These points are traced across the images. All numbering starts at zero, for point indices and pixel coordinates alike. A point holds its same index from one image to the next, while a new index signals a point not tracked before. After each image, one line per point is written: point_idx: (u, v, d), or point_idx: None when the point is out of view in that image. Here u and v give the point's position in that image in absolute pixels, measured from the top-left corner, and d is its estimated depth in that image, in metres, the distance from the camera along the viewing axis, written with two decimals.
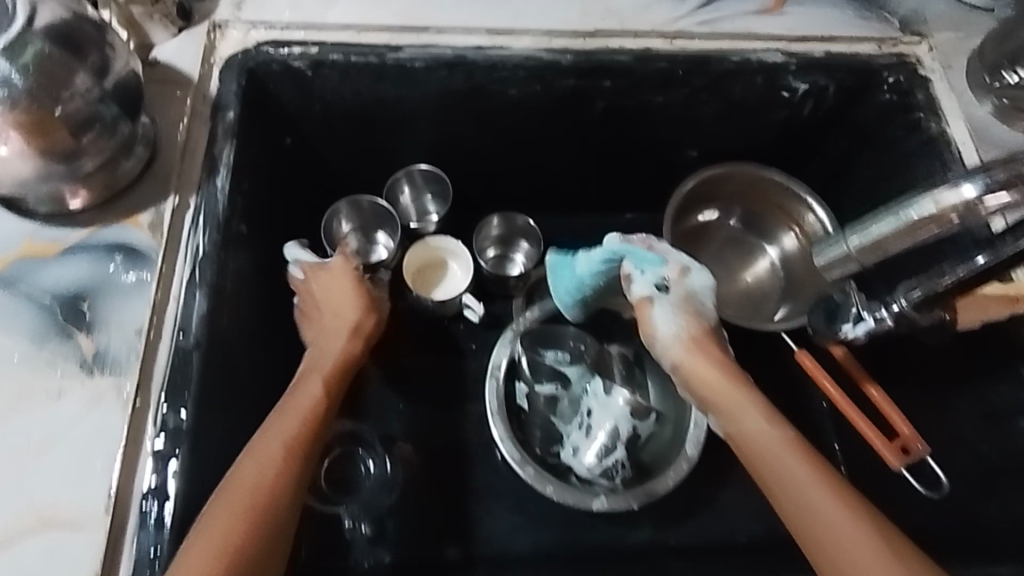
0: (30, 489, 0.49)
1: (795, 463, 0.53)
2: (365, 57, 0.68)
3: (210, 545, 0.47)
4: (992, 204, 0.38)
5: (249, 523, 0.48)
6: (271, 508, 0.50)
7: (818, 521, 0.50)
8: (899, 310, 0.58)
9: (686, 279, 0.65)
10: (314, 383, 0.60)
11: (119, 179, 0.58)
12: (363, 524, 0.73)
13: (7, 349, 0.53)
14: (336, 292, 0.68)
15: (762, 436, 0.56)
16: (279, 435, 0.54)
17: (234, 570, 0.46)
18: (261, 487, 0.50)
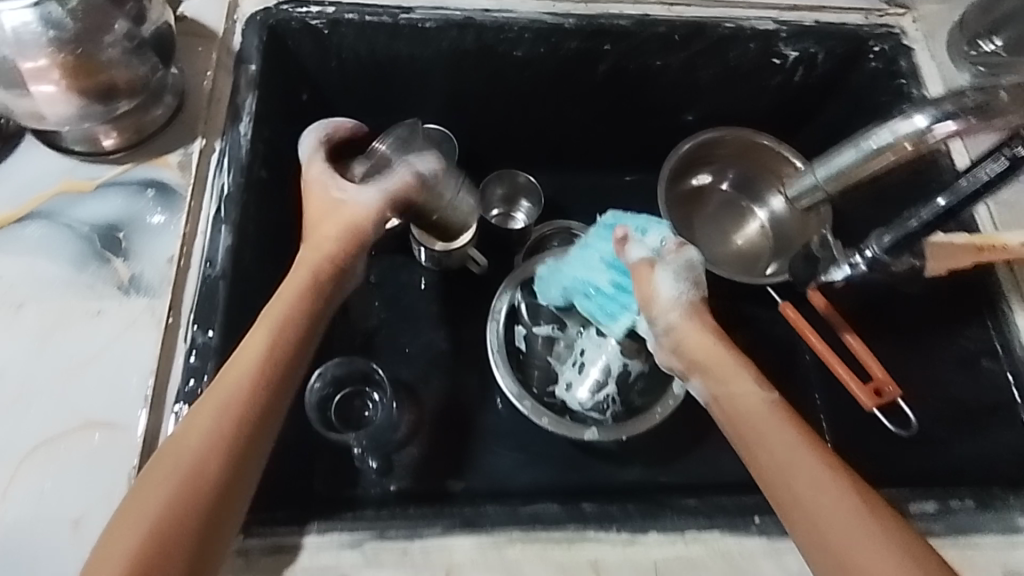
0: (74, 395, 0.54)
1: (780, 433, 0.55)
2: (379, 17, 0.73)
3: (160, 484, 0.47)
4: (940, 133, 0.41)
5: (217, 424, 0.50)
6: (237, 435, 0.50)
7: (798, 493, 0.52)
8: (872, 256, 0.62)
9: (684, 252, 0.66)
10: (286, 309, 0.57)
11: (148, 124, 0.63)
12: (372, 460, 0.77)
13: (52, 272, 0.58)
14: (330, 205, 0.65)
15: (750, 406, 0.58)
16: (242, 363, 0.53)
17: (202, 466, 0.48)
18: (235, 388, 0.51)
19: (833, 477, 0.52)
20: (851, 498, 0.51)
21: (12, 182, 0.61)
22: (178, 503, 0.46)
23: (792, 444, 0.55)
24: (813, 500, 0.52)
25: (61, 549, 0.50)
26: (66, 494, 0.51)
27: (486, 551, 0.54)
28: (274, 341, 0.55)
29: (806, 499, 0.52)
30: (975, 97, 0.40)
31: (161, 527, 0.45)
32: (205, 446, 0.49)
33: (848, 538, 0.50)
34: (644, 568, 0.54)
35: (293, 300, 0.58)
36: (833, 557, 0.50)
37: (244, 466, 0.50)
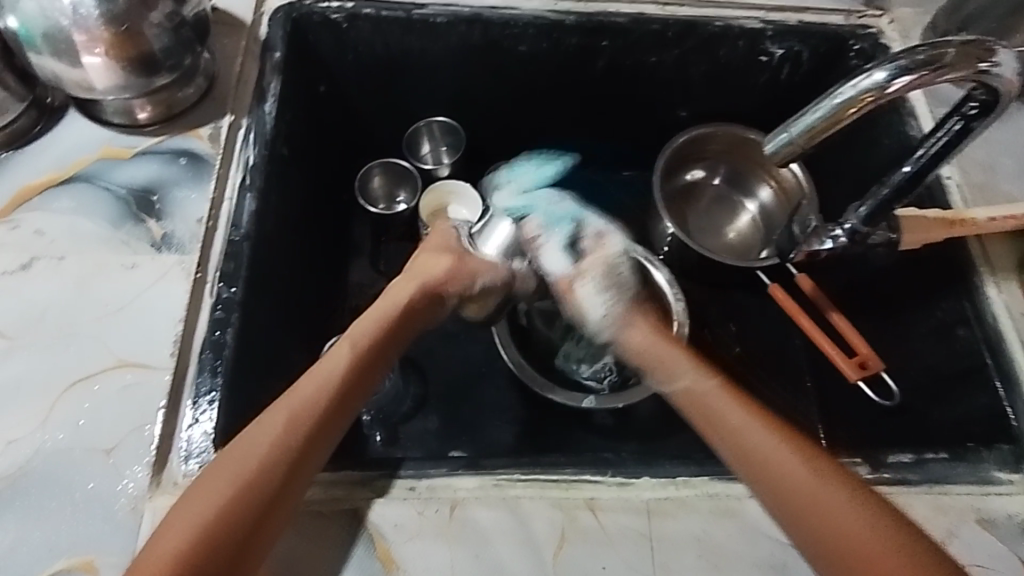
0: (109, 337, 0.59)
1: (735, 410, 0.56)
2: (394, 12, 0.78)
3: (226, 469, 0.49)
4: (896, 88, 0.51)
5: (284, 416, 0.52)
6: (309, 422, 0.53)
7: (768, 463, 0.52)
8: (853, 228, 0.68)
9: (602, 253, 0.68)
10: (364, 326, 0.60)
11: (179, 101, 0.69)
12: (376, 433, 0.78)
13: (91, 229, 0.63)
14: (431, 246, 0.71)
15: (704, 391, 0.58)
16: (329, 369, 0.56)
17: (269, 457, 0.50)
18: (316, 384, 0.55)
19: (791, 448, 0.53)
20: (821, 468, 0.51)
21: (57, 149, 0.66)
22: (244, 487, 0.48)
23: (748, 420, 0.55)
24: (778, 460, 0.52)
25: (97, 472, 0.54)
26: (100, 424, 0.55)
27: (487, 490, 0.57)
28: (355, 354, 0.58)
29: (777, 471, 0.52)
30: (920, 55, 0.51)
31: (229, 507, 0.47)
32: (276, 432, 0.51)
33: (821, 506, 0.49)
34: (638, 508, 0.57)
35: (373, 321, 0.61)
36: (818, 529, 0.49)
37: (309, 457, 0.52)
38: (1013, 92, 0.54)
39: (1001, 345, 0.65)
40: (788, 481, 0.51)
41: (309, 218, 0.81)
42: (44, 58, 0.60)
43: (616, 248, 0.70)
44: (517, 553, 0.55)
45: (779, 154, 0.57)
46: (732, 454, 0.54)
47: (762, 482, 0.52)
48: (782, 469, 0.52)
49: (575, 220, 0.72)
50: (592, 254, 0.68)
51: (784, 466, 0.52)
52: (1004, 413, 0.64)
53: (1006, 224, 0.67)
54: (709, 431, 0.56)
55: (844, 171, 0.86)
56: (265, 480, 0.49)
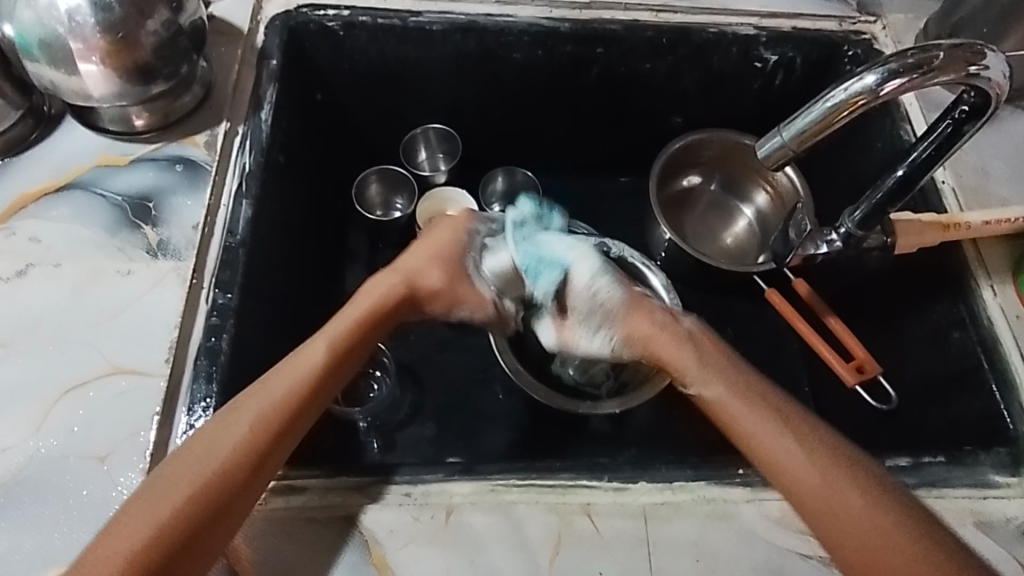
0: (104, 344, 0.59)
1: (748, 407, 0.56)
2: (390, 20, 0.79)
3: (190, 468, 0.50)
4: (886, 91, 0.52)
5: (251, 418, 0.52)
6: (274, 423, 0.53)
7: (777, 463, 0.53)
8: (847, 232, 0.69)
9: (584, 289, 0.61)
10: (344, 320, 0.59)
11: (176, 109, 0.69)
12: (373, 441, 0.77)
13: (87, 236, 0.63)
14: (434, 246, 0.63)
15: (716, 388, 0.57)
16: (300, 364, 0.55)
17: (229, 459, 0.50)
18: (289, 383, 0.54)
19: (808, 450, 0.53)
20: (830, 464, 0.52)
21: (53, 157, 0.67)
22: (203, 486, 0.49)
23: (764, 424, 0.54)
24: (795, 466, 0.53)
25: (90, 479, 0.54)
26: (94, 430, 0.55)
27: (483, 495, 0.57)
28: (332, 351, 0.57)
29: (786, 470, 0.53)
30: (910, 59, 0.52)
31: (187, 508, 0.48)
32: (243, 433, 0.51)
33: (829, 504, 0.51)
34: (634, 513, 0.57)
35: (352, 313, 0.59)
36: (827, 526, 0.51)
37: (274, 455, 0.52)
38: (1001, 95, 0.56)
39: (996, 348, 0.65)
40: (796, 481, 0.52)
41: (305, 226, 0.81)
42: (42, 66, 0.60)
43: (602, 281, 0.61)
44: (513, 559, 0.55)
45: (771, 159, 0.57)
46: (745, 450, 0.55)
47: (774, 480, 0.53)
48: (791, 468, 0.53)
49: (559, 264, 0.61)
50: (582, 291, 0.61)
51: (795, 465, 0.52)
52: (1000, 415, 0.64)
53: (999, 227, 0.67)
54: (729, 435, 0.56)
55: (838, 176, 0.86)
56: (226, 482, 0.50)
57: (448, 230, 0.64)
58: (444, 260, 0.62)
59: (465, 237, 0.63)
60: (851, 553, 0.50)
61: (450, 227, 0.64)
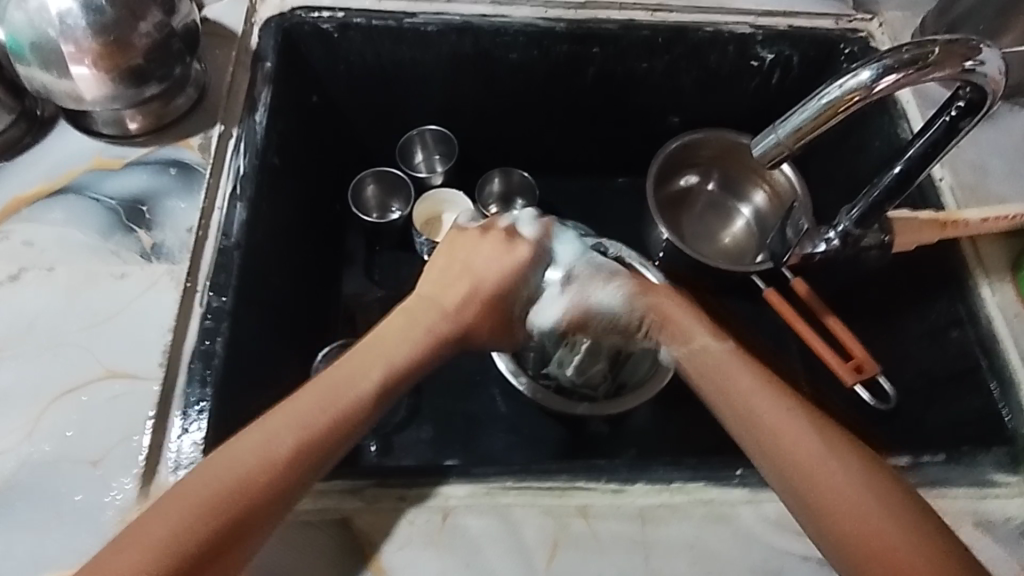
0: (98, 347, 0.59)
1: (745, 374, 0.56)
2: (385, 21, 0.79)
3: (215, 475, 0.48)
4: (881, 88, 0.52)
5: (291, 437, 0.50)
6: (314, 448, 0.50)
7: (780, 434, 0.52)
8: (845, 230, 0.68)
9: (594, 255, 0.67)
10: (388, 343, 0.56)
11: (170, 112, 0.69)
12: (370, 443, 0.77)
13: (81, 239, 0.63)
14: (477, 282, 0.60)
15: (717, 363, 0.57)
16: (339, 385, 0.53)
17: (264, 477, 0.48)
18: (330, 403, 0.52)
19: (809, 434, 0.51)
20: (826, 442, 0.51)
21: (48, 160, 0.67)
22: (230, 495, 0.47)
23: (765, 403, 0.53)
24: (790, 449, 0.51)
25: (84, 484, 0.53)
26: (88, 434, 0.55)
27: (479, 498, 0.56)
28: (376, 368, 0.54)
29: (776, 451, 0.52)
30: (905, 54, 0.52)
31: (209, 520, 0.46)
32: (271, 449, 0.49)
33: (835, 480, 0.49)
34: (632, 515, 0.57)
35: (399, 336, 0.57)
36: (835, 508, 0.48)
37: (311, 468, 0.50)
38: (998, 91, 0.55)
39: (995, 348, 0.65)
40: (801, 454, 0.51)
41: (301, 227, 0.81)
42: (34, 70, 0.60)
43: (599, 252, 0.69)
44: (509, 561, 0.54)
45: (766, 156, 0.57)
46: (745, 428, 0.54)
47: (778, 459, 0.51)
48: (797, 440, 0.51)
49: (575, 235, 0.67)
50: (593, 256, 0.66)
51: (799, 437, 0.51)
52: (999, 413, 0.63)
53: (997, 224, 0.67)
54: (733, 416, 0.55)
55: (836, 174, 0.86)
56: (253, 497, 0.47)
57: (493, 264, 0.61)
58: (485, 299, 0.60)
59: (514, 276, 0.61)
60: (858, 538, 0.47)
61: (504, 260, 0.61)
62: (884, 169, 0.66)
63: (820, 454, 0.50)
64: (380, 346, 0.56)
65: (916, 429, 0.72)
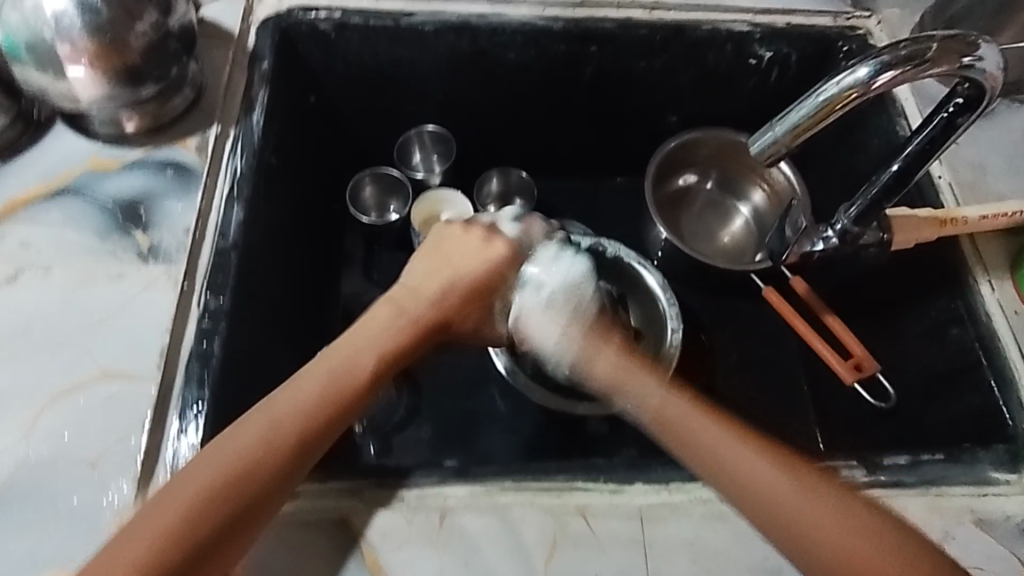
0: (95, 348, 0.58)
1: (697, 419, 0.54)
2: (382, 21, 0.78)
3: (173, 501, 0.47)
4: (880, 84, 0.52)
5: (237, 465, 0.49)
6: (265, 463, 0.49)
7: (743, 481, 0.51)
8: (843, 228, 0.69)
9: None
10: (344, 356, 0.56)
11: (167, 112, 0.68)
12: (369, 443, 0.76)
13: (78, 240, 0.63)
14: (458, 277, 0.62)
15: (671, 406, 0.55)
16: (287, 404, 0.52)
17: (221, 498, 0.48)
18: (279, 425, 0.51)
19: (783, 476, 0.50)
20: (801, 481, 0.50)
21: (44, 161, 0.66)
22: (191, 520, 0.47)
23: (734, 450, 0.52)
24: (766, 494, 0.50)
25: (81, 485, 0.53)
26: (85, 435, 0.55)
27: (478, 498, 0.56)
28: (330, 382, 0.54)
29: (753, 494, 0.51)
30: (903, 50, 0.52)
31: (172, 547, 0.46)
32: (223, 476, 0.48)
33: (815, 519, 0.49)
34: (630, 514, 0.56)
35: (355, 349, 0.56)
36: (805, 541, 0.49)
37: (277, 487, 0.49)
38: (995, 88, 0.56)
39: (995, 345, 0.64)
40: (771, 496, 0.50)
41: (298, 228, 0.81)
42: (30, 70, 0.60)
43: None
44: (508, 561, 0.54)
45: (764, 154, 0.57)
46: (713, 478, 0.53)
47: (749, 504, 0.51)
48: (763, 481, 0.51)
49: None
50: None
51: (763, 478, 0.51)
52: (999, 411, 0.63)
53: (995, 222, 0.67)
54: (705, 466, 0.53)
55: (835, 172, 0.86)
56: (213, 521, 0.47)
57: (474, 258, 0.63)
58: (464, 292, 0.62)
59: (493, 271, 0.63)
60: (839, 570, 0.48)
61: (484, 255, 0.63)
62: (881, 167, 0.66)
63: (788, 493, 0.50)
64: (343, 350, 0.56)
65: (916, 427, 0.72)
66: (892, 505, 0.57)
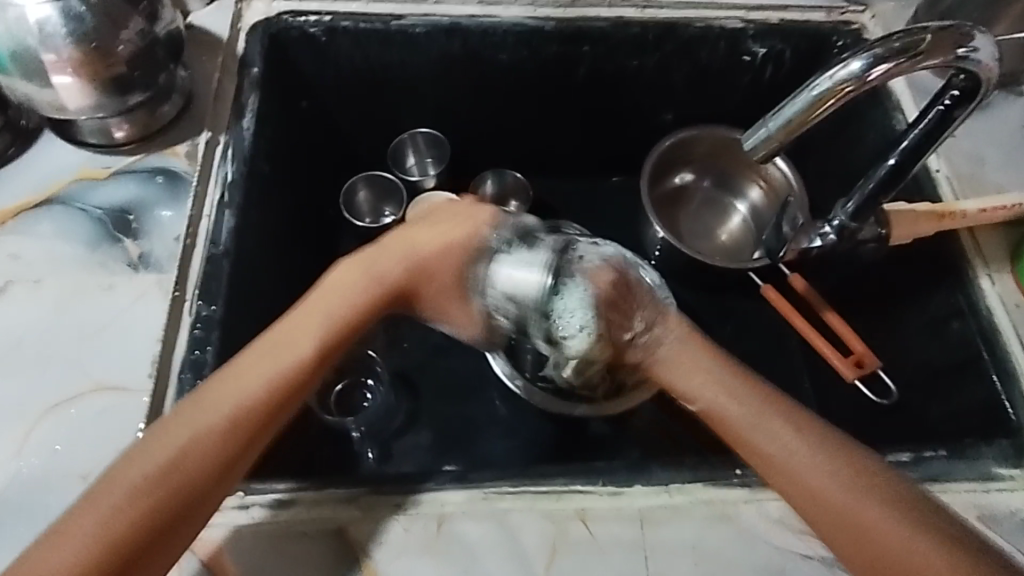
0: (86, 359, 0.58)
1: (707, 375, 0.55)
2: (372, 24, 0.78)
3: (148, 451, 0.48)
4: (871, 79, 0.52)
5: (224, 419, 0.49)
6: (243, 423, 0.50)
7: (750, 439, 0.52)
8: (840, 224, 0.68)
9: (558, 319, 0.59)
10: (330, 304, 0.56)
11: (157, 119, 0.68)
12: (369, 450, 0.77)
13: (68, 251, 0.62)
14: (434, 240, 0.60)
15: (684, 360, 0.57)
16: (275, 356, 0.52)
17: (202, 454, 0.48)
18: (260, 377, 0.51)
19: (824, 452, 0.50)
20: (834, 459, 0.50)
21: (33, 171, 0.66)
22: (168, 473, 0.47)
23: (774, 429, 0.51)
24: (808, 473, 0.49)
25: (73, 498, 0.53)
26: (77, 448, 0.54)
27: (475, 503, 0.56)
28: (311, 333, 0.54)
29: (790, 471, 0.50)
30: (896, 42, 0.51)
31: (142, 497, 0.46)
32: (208, 424, 0.49)
33: (852, 501, 0.48)
34: (630, 517, 0.56)
35: (338, 300, 0.56)
36: (817, 508, 0.49)
37: (245, 452, 0.49)
38: (990, 79, 0.55)
39: (997, 339, 0.64)
40: (784, 454, 0.50)
41: (292, 234, 0.80)
42: (16, 79, 0.59)
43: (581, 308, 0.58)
44: (507, 566, 0.53)
45: (758, 150, 0.57)
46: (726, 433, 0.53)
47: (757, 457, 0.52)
48: (768, 444, 0.51)
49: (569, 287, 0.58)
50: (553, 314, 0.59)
51: (761, 432, 0.51)
52: (1001, 406, 0.62)
53: (994, 214, 0.66)
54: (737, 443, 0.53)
55: (831, 167, 0.85)
56: (189, 470, 0.47)
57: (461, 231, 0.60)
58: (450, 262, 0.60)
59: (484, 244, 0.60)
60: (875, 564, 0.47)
61: (467, 215, 0.61)
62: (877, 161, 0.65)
63: (803, 453, 0.50)
64: (314, 312, 0.55)
65: (918, 422, 0.71)
66: None
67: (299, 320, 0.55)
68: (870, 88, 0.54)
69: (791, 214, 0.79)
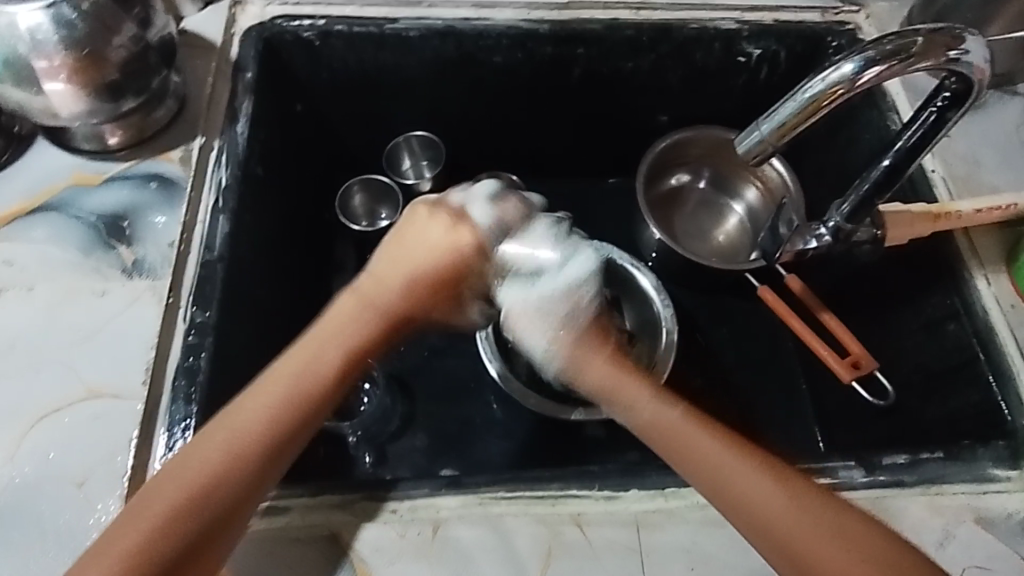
0: (79, 367, 0.58)
1: (701, 428, 0.51)
2: (367, 28, 0.78)
3: (146, 505, 0.45)
4: (865, 82, 0.52)
5: (222, 473, 0.47)
6: (245, 472, 0.47)
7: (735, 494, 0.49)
8: (835, 226, 0.68)
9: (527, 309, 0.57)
10: (317, 338, 0.52)
11: (150, 124, 0.68)
12: (365, 454, 0.77)
13: (61, 257, 0.62)
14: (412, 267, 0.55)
15: (670, 413, 0.52)
16: (268, 397, 0.49)
17: (203, 508, 0.46)
18: (259, 424, 0.48)
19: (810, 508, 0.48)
20: (816, 513, 0.47)
21: (27, 177, 0.66)
22: (167, 528, 0.45)
23: (760, 485, 0.49)
24: (788, 529, 0.47)
25: (66, 506, 0.52)
26: (69, 455, 0.54)
27: (470, 508, 0.55)
28: (308, 372, 0.51)
29: (767, 524, 0.48)
30: (889, 44, 0.51)
31: (146, 553, 0.44)
32: (202, 476, 0.46)
33: (834, 560, 0.46)
34: (625, 521, 0.55)
35: (330, 332, 0.52)
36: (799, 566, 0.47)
37: (261, 487, 0.48)
38: (983, 81, 0.55)
39: (992, 340, 0.64)
40: (765, 512, 0.48)
41: (288, 239, 0.80)
42: (7, 86, 0.59)
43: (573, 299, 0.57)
44: (502, 572, 0.53)
45: (751, 153, 0.57)
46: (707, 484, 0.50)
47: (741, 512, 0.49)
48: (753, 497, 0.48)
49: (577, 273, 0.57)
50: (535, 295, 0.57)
51: (749, 480, 0.49)
52: (998, 408, 0.62)
53: (989, 215, 0.66)
54: (716, 491, 0.50)
55: (826, 168, 0.85)
56: (190, 524, 0.45)
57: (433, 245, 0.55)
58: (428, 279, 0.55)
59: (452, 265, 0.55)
60: None
61: (439, 235, 0.56)
62: (871, 162, 0.65)
63: (784, 509, 0.48)
64: (305, 348, 0.51)
65: (914, 423, 0.71)
66: (891, 506, 0.56)
67: (288, 358, 0.51)
68: (863, 90, 0.53)
69: (788, 214, 0.78)
